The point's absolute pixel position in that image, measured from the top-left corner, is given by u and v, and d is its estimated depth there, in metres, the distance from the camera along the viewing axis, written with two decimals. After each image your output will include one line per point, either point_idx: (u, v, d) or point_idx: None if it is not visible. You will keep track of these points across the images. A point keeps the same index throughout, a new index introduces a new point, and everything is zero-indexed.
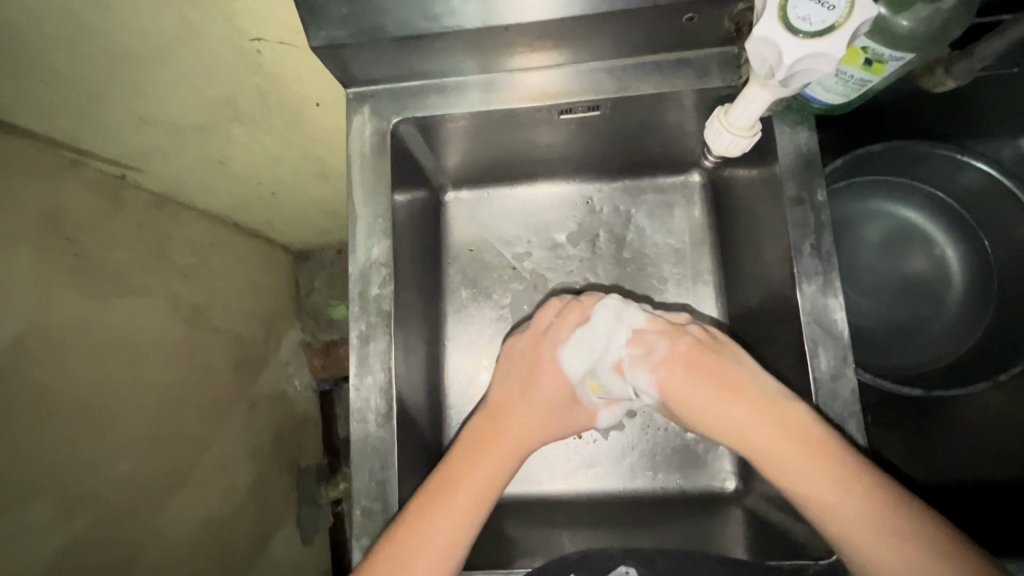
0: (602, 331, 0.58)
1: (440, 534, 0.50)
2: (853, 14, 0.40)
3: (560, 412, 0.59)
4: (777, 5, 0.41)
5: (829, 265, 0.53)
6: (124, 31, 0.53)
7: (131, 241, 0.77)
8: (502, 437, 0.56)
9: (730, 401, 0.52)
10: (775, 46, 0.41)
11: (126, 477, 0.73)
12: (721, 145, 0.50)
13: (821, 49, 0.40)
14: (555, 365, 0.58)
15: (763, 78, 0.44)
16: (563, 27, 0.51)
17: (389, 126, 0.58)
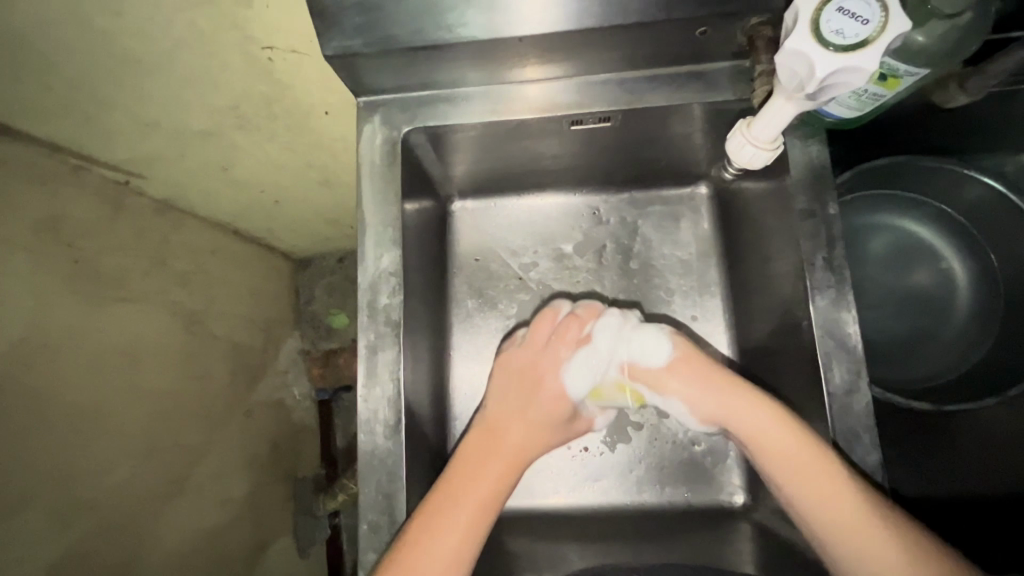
0: (603, 349, 0.59)
1: (444, 548, 0.48)
2: (887, 28, 0.40)
3: (564, 426, 0.60)
4: (810, 19, 0.41)
5: (841, 278, 0.53)
6: (134, 37, 0.53)
7: (132, 248, 0.76)
8: (503, 449, 0.56)
9: (739, 409, 0.54)
10: (807, 59, 0.41)
11: (122, 489, 0.71)
12: (743, 157, 0.50)
13: (855, 63, 0.40)
14: (557, 382, 0.59)
15: (791, 91, 0.44)
16: (576, 39, 0.52)
17: (398, 135, 0.58)
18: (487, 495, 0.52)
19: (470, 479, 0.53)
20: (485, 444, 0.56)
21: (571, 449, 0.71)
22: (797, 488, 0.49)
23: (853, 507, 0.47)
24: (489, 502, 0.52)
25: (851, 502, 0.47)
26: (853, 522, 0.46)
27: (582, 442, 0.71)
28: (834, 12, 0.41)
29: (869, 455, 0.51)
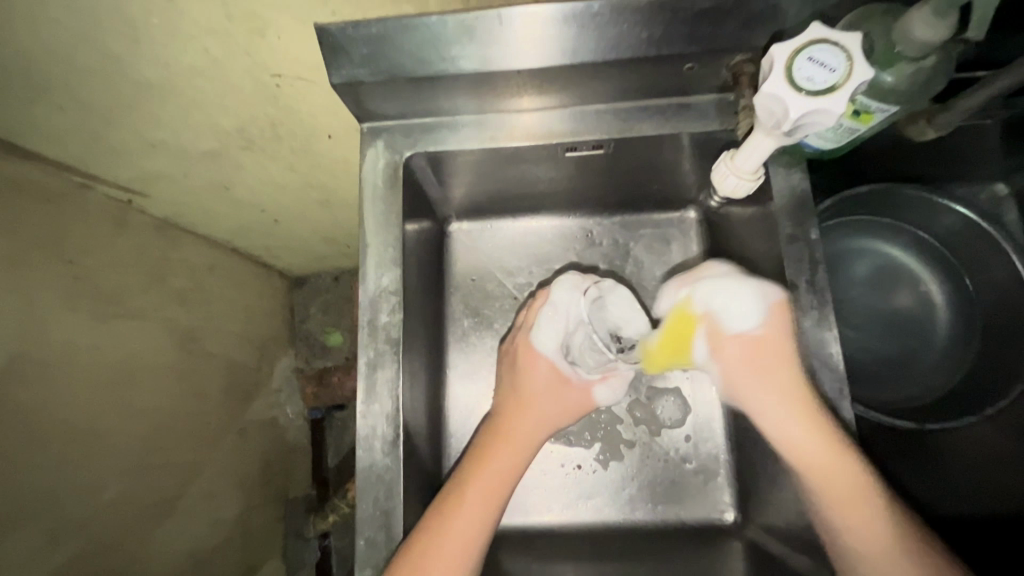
0: (563, 306, 0.61)
1: (456, 542, 0.53)
2: (852, 76, 0.43)
3: (554, 392, 0.62)
4: (783, 64, 0.44)
5: (824, 300, 0.55)
6: (148, 64, 0.55)
7: (132, 265, 0.77)
8: (510, 442, 0.60)
9: (779, 380, 0.53)
10: (781, 101, 0.44)
11: (113, 507, 0.71)
12: (727, 186, 0.53)
13: (824, 106, 0.43)
14: (535, 353, 0.62)
15: (769, 129, 0.47)
16: (571, 72, 0.54)
17: (400, 160, 0.60)
18: (501, 481, 0.57)
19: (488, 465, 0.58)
20: (503, 429, 0.61)
21: (564, 467, 0.71)
22: (814, 461, 0.51)
23: (853, 483, 0.51)
24: (504, 488, 0.58)
25: (854, 477, 0.51)
26: (850, 495, 0.51)
27: (575, 459, 0.72)
28: (805, 59, 0.44)
29: None
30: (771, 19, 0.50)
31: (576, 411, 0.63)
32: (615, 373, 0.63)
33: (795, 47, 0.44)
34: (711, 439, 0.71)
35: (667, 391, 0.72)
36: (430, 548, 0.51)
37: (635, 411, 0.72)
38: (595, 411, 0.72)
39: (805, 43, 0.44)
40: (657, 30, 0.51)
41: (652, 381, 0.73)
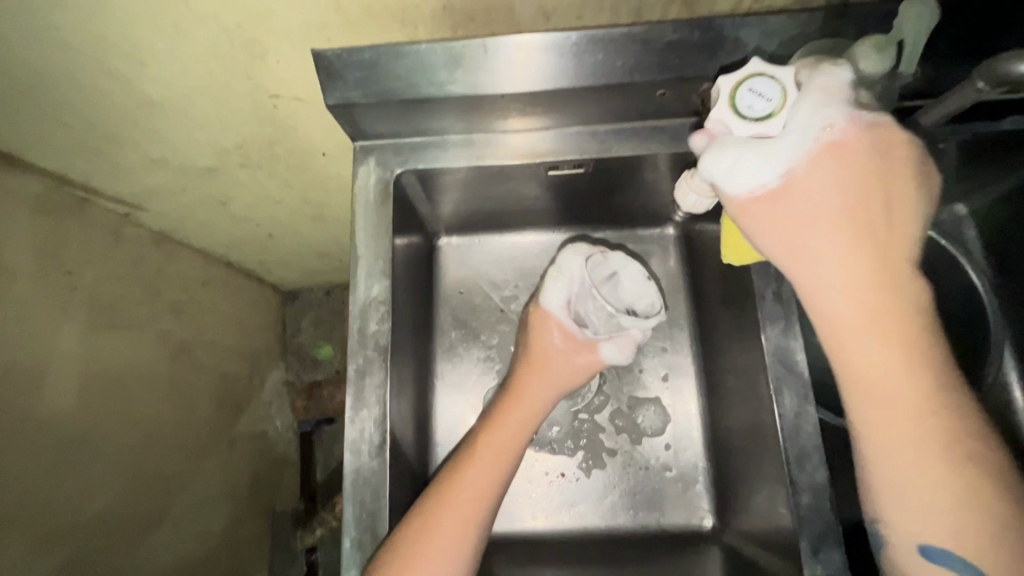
0: (569, 271, 0.68)
1: (468, 491, 0.58)
2: (772, 120, 0.46)
3: (564, 350, 0.66)
4: (741, 74, 0.47)
5: (790, 311, 0.58)
6: (153, 85, 0.58)
7: (128, 277, 0.79)
8: (519, 402, 0.64)
9: (851, 263, 0.44)
10: (725, 129, 0.47)
11: (102, 515, 0.71)
12: (689, 202, 0.58)
13: (732, 125, 0.46)
14: (546, 314, 0.67)
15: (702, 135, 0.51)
16: (552, 96, 0.58)
17: (391, 177, 0.63)
18: (484, 487, 0.58)
19: (471, 471, 0.59)
20: (515, 388, 0.65)
21: (548, 475, 0.73)
22: (872, 374, 0.44)
23: (916, 404, 0.43)
24: (487, 492, 0.58)
25: (917, 389, 0.43)
26: (912, 416, 0.43)
27: (559, 468, 0.73)
28: (757, 86, 0.46)
29: (818, 473, 0.55)
30: (736, 51, 0.53)
31: (586, 369, 0.67)
32: (622, 336, 0.68)
33: (760, 71, 0.46)
34: (689, 447, 0.73)
35: (647, 401, 0.75)
36: (444, 495, 0.57)
37: (617, 420, 0.74)
38: (578, 420, 0.75)
39: (770, 73, 0.46)
40: (630, 58, 0.54)
41: (633, 391, 0.75)
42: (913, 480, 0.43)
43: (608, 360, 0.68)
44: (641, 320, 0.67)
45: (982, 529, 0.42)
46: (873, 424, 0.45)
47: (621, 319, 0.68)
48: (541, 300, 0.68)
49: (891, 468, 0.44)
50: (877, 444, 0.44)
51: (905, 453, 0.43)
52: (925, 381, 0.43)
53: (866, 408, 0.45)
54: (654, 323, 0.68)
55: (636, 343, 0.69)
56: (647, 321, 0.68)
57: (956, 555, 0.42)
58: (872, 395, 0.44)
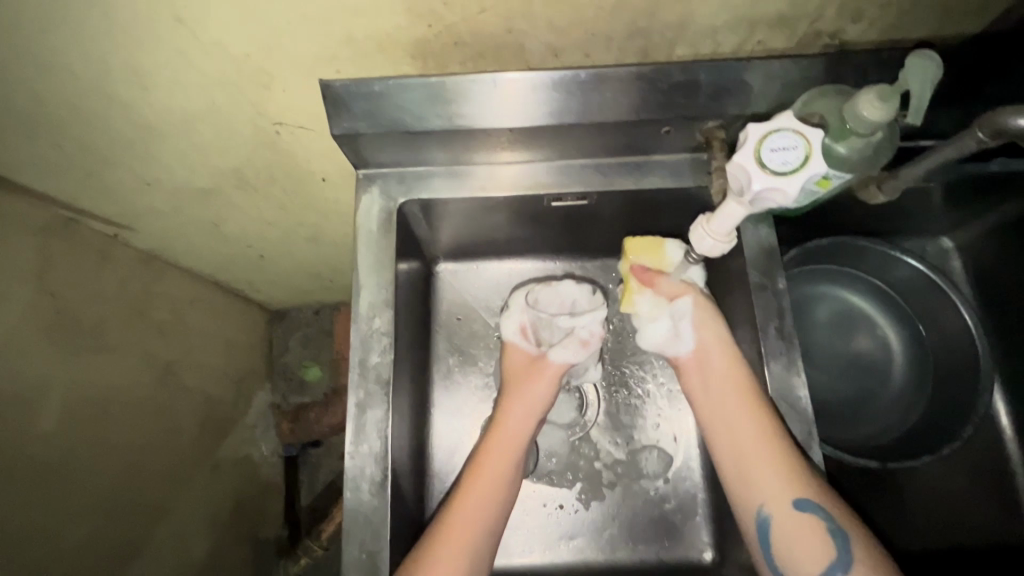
0: (520, 306, 0.72)
1: (468, 522, 0.57)
2: (810, 162, 0.46)
3: (530, 371, 0.67)
4: (754, 144, 0.47)
5: (791, 346, 0.58)
6: (152, 109, 0.57)
7: (116, 299, 0.76)
8: (504, 431, 0.63)
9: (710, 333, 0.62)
10: (746, 173, 0.47)
11: (80, 550, 0.68)
12: (703, 248, 0.52)
13: (783, 186, 0.46)
14: (512, 347, 0.70)
15: (735, 198, 0.49)
16: (557, 132, 0.58)
17: (394, 206, 0.63)
18: (482, 514, 0.58)
19: (467, 504, 0.58)
20: (500, 420, 0.64)
21: (546, 506, 0.72)
22: (740, 435, 0.56)
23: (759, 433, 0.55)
24: (486, 525, 0.58)
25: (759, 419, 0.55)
26: (770, 442, 0.54)
27: (558, 500, 0.73)
28: (777, 143, 0.47)
29: None
30: (738, 93, 0.54)
31: (549, 383, 0.66)
32: (572, 338, 0.68)
33: (766, 130, 0.47)
34: (688, 478, 0.73)
35: (645, 430, 0.75)
36: (444, 528, 0.56)
37: (616, 450, 0.74)
38: (577, 450, 0.75)
39: (775, 127, 0.47)
40: (636, 98, 0.55)
41: (632, 421, 0.75)
42: (778, 491, 0.53)
43: (566, 361, 0.67)
44: (577, 318, 0.69)
45: (835, 506, 0.51)
46: (738, 467, 0.56)
47: (563, 324, 0.70)
48: (502, 336, 0.71)
49: (758, 492, 0.54)
50: (747, 479, 0.55)
51: (771, 472, 0.53)
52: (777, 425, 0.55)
53: (737, 460, 0.56)
54: (592, 316, 0.69)
55: (587, 338, 0.69)
56: (583, 317, 0.69)
57: (821, 523, 0.51)
58: (733, 449, 0.56)
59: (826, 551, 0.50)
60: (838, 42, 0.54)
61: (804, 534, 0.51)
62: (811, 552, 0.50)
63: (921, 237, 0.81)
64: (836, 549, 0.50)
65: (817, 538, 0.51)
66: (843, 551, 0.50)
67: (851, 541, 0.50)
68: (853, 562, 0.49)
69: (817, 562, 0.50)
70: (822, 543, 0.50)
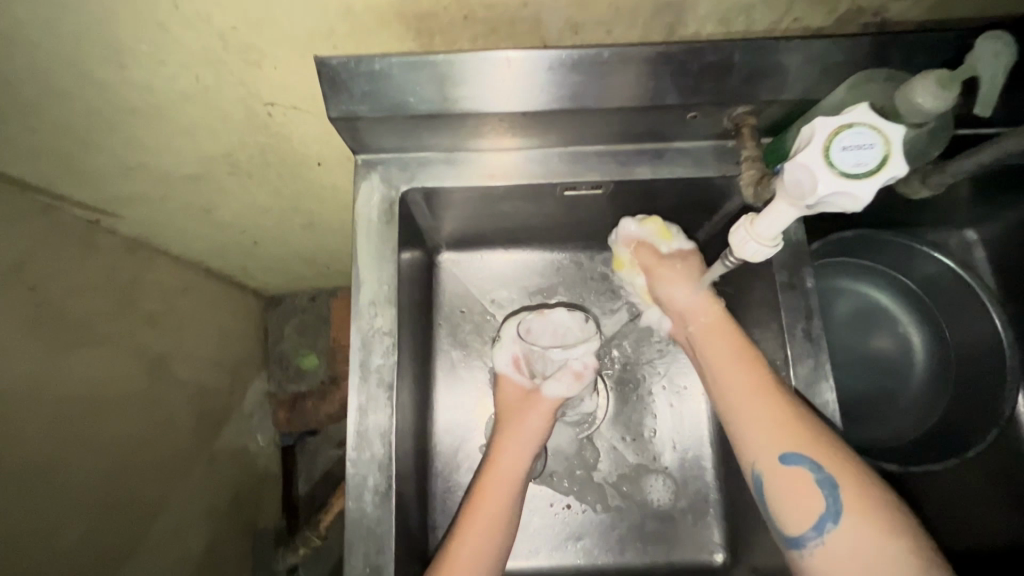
0: (510, 336, 0.68)
1: (466, 567, 0.54)
2: (890, 162, 0.38)
3: (521, 406, 0.64)
4: (822, 141, 0.39)
5: (819, 349, 0.55)
6: (131, 88, 0.52)
7: (101, 289, 0.72)
8: (498, 471, 0.60)
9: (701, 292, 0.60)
10: (810, 173, 0.39)
11: (73, 553, 0.66)
12: (746, 252, 0.46)
13: (855, 191, 0.39)
14: (506, 380, 0.66)
15: (792, 200, 0.42)
16: (573, 117, 0.54)
17: (397, 195, 0.59)
18: (480, 558, 0.55)
19: (461, 555, 0.55)
20: (492, 459, 0.61)
21: (553, 506, 0.70)
22: (730, 389, 0.54)
23: (750, 384, 0.53)
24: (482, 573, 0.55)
25: (748, 373, 0.53)
26: (757, 394, 0.52)
27: (565, 499, 0.70)
28: (849, 141, 0.39)
29: None
30: (774, 77, 0.50)
31: (542, 418, 0.63)
32: (564, 372, 0.65)
33: (837, 125, 0.39)
34: (699, 478, 0.71)
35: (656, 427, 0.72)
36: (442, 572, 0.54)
37: (624, 449, 0.72)
38: (585, 449, 0.72)
39: (849, 120, 0.39)
40: (663, 80, 0.50)
41: (641, 419, 0.73)
42: (764, 444, 0.50)
43: (560, 396, 0.64)
44: (569, 350, 0.65)
45: (825, 455, 0.48)
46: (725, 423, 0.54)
47: (556, 356, 0.65)
48: (495, 367, 0.68)
49: (744, 446, 0.52)
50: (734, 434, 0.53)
51: (758, 424, 0.51)
52: (765, 376, 0.53)
53: (729, 412, 0.53)
54: (585, 348, 0.65)
55: (580, 371, 0.65)
56: (576, 349, 0.65)
57: (809, 473, 0.48)
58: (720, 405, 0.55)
59: (814, 503, 0.47)
60: (881, 22, 0.49)
61: (793, 487, 0.48)
62: (800, 504, 0.47)
63: (944, 228, 0.78)
64: (824, 499, 0.47)
65: (806, 489, 0.48)
66: (831, 501, 0.47)
67: (841, 490, 0.47)
68: (842, 512, 0.46)
69: (805, 515, 0.47)
70: (810, 495, 0.47)
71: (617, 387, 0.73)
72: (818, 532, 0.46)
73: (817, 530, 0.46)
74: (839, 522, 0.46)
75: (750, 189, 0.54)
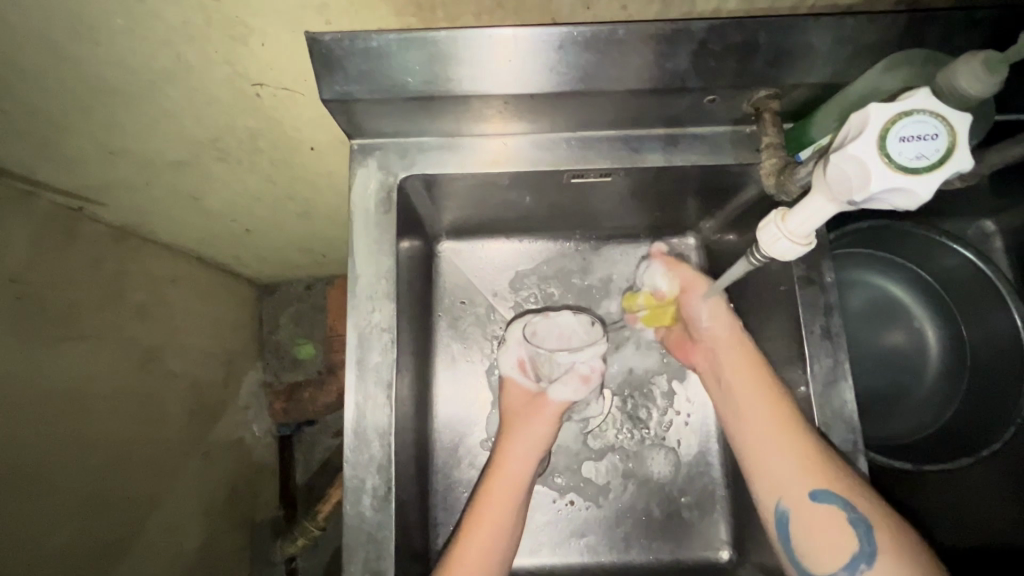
0: (516, 340, 0.66)
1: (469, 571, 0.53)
2: (954, 156, 0.35)
3: (528, 409, 0.62)
4: (876, 131, 0.36)
5: (838, 348, 0.54)
6: (108, 68, 0.48)
7: (85, 281, 0.69)
8: (504, 476, 0.58)
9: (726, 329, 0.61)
10: (863, 168, 0.36)
11: (62, 554, 0.64)
12: (778, 251, 0.44)
13: (913, 187, 0.36)
14: (512, 383, 0.65)
15: (836, 197, 0.39)
16: (582, 100, 0.51)
17: (394, 182, 0.55)
18: (485, 563, 0.53)
19: (467, 563, 0.53)
20: (497, 461, 0.59)
21: (556, 503, 0.69)
22: (758, 427, 0.54)
23: (779, 423, 0.53)
24: None
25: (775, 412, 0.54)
26: (786, 433, 0.53)
27: (568, 495, 0.69)
28: (906, 131, 0.36)
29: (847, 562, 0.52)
30: (800, 58, 0.47)
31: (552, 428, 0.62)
32: (571, 375, 0.63)
33: (894, 113, 0.36)
34: (706, 474, 0.69)
35: (664, 422, 0.70)
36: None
37: (630, 444, 0.70)
38: (590, 445, 0.70)
39: (908, 108, 0.36)
40: (681, 62, 0.47)
41: (648, 413, 0.71)
42: (795, 481, 0.51)
43: (566, 400, 0.62)
44: (575, 353, 0.63)
45: (857, 495, 0.49)
46: (753, 457, 0.54)
47: (562, 359, 0.64)
48: (500, 370, 0.66)
49: (773, 482, 0.52)
50: (762, 469, 0.53)
51: (788, 463, 0.51)
52: (795, 414, 0.53)
53: (756, 450, 0.54)
54: (592, 350, 0.63)
55: (587, 374, 0.63)
56: (583, 351, 0.63)
57: (842, 512, 0.48)
58: (748, 439, 0.55)
59: (847, 543, 0.48)
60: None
61: (825, 528, 0.48)
62: (833, 545, 0.48)
63: (962, 218, 0.76)
64: (858, 539, 0.47)
65: (838, 528, 0.48)
66: (865, 541, 0.47)
67: (875, 531, 0.47)
68: (877, 553, 0.46)
69: (838, 556, 0.47)
70: (843, 533, 0.48)
71: (624, 381, 0.71)
72: (850, 571, 0.47)
73: (850, 569, 0.47)
74: (873, 564, 0.46)
75: (771, 178, 0.51)
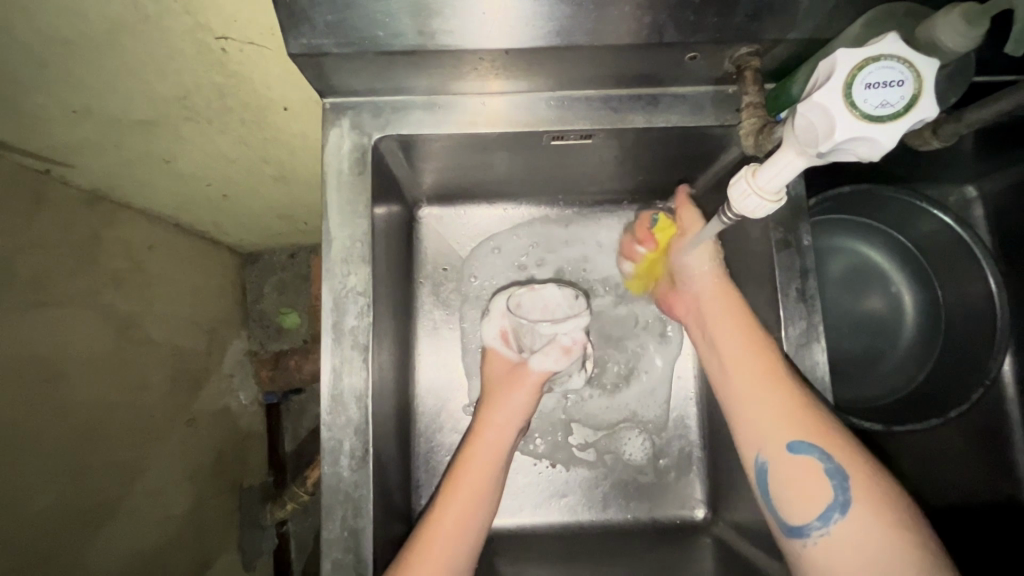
0: (496, 314, 0.66)
1: (447, 530, 0.54)
2: (918, 104, 0.35)
3: (506, 381, 0.62)
4: (843, 78, 0.36)
5: (812, 311, 0.55)
6: (62, 18, 0.46)
7: (55, 246, 0.68)
8: (483, 445, 0.59)
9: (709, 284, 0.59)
10: (828, 117, 0.36)
11: (41, 517, 0.64)
12: (745, 207, 0.43)
13: (877, 136, 0.35)
14: (495, 356, 0.65)
15: (802, 149, 0.38)
16: (558, 56, 0.49)
17: (369, 143, 0.54)
18: (463, 525, 0.54)
19: (445, 523, 0.54)
20: (475, 429, 0.60)
21: (537, 465, 0.70)
22: (739, 376, 0.53)
23: (761, 372, 0.52)
24: (463, 541, 0.54)
25: (758, 361, 0.53)
26: (768, 382, 0.52)
27: (549, 457, 0.70)
28: (872, 78, 0.35)
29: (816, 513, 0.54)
30: (781, 11, 0.46)
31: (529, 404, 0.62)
32: (552, 346, 0.63)
33: (860, 59, 0.35)
34: (683, 436, 0.71)
35: (642, 386, 0.71)
36: (424, 536, 0.53)
37: (610, 408, 0.71)
38: (571, 408, 0.71)
39: (875, 54, 0.35)
40: (660, 15, 0.46)
41: (627, 378, 0.71)
42: (773, 430, 0.50)
43: (546, 370, 0.62)
44: (558, 324, 0.62)
45: (837, 447, 0.48)
46: (734, 409, 0.54)
47: (544, 330, 0.63)
48: (483, 340, 0.67)
49: (751, 431, 0.52)
50: (742, 419, 0.53)
51: (767, 411, 0.51)
52: (780, 365, 0.52)
53: (737, 399, 0.53)
54: (574, 323, 0.62)
55: (569, 346, 0.63)
56: (566, 323, 0.62)
57: (817, 461, 0.48)
58: (730, 388, 0.54)
59: (821, 492, 0.47)
60: None
61: (799, 475, 0.48)
62: (806, 493, 0.47)
63: (942, 184, 0.77)
64: (833, 490, 0.47)
65: (814, 479, 0.47)
66: (840, 491, 0.46)
67: (849, 480, 0.46)
68: (851, 502, 0.46)
69: (811, 504, 0.47)
70: (819, 484, 0.47)
71: (604, 348, 0.72)
72: (824, 521, 0.46)
73: (823, 520, 0.46)
74: (846, 513, 0.45)
75: (749, 140, 0.51)
